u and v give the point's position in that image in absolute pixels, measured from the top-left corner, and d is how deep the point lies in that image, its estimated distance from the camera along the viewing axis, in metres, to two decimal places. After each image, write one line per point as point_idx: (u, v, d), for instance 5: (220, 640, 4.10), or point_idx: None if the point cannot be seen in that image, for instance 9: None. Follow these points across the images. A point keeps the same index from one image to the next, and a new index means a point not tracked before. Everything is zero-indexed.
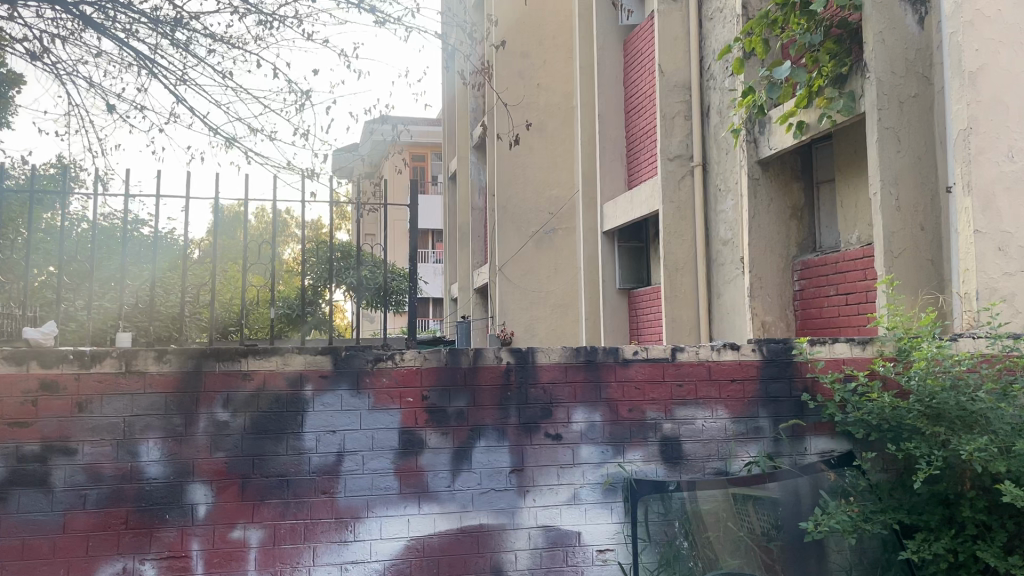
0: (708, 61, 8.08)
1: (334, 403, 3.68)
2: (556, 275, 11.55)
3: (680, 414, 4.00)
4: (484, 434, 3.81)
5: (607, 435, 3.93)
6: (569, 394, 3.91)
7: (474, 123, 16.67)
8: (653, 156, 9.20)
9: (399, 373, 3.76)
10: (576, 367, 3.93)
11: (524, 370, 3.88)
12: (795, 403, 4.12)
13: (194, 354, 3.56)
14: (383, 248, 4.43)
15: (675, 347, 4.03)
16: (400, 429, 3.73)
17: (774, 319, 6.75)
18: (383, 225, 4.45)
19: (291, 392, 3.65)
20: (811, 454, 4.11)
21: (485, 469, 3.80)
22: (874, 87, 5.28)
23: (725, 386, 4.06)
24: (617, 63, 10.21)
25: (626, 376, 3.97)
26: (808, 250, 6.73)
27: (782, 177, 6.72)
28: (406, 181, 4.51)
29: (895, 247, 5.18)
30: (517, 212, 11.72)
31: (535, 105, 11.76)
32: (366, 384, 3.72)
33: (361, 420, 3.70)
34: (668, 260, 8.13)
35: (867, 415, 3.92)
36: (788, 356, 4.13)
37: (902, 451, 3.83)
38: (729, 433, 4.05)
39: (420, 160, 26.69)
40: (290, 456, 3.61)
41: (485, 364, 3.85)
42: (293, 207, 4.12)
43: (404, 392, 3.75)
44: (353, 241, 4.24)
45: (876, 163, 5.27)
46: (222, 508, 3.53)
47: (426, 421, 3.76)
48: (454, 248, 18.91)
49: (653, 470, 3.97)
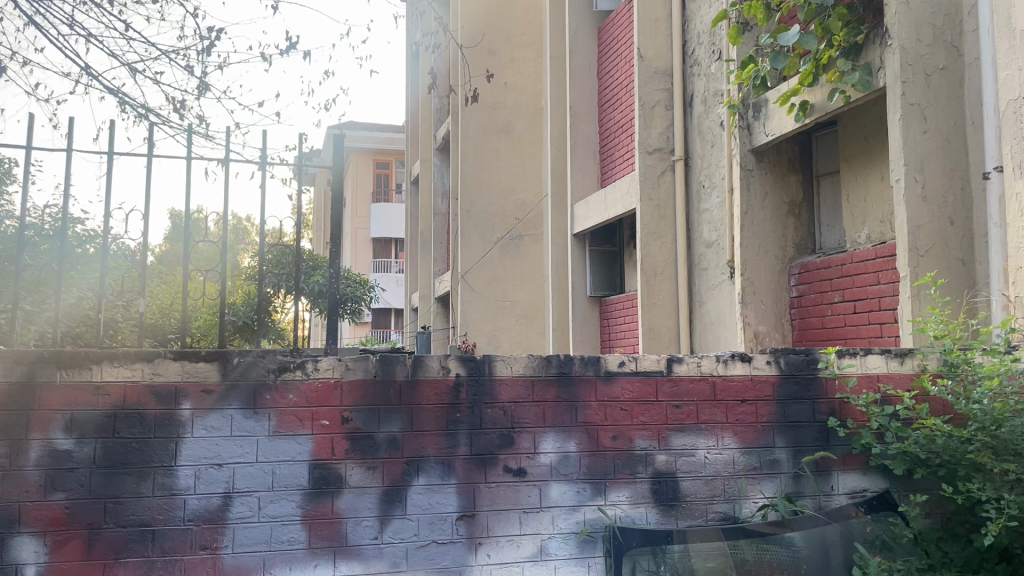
0: (692, 46, 7.29)
1: (220, 427, 2.75)
2: (521, 284, 10.66)
3: (677, 444, 3.13)
4: (424, 469, 2.90)
5: (584, 470, 3.04)
6: (537, 416, 3.02)
7: (438, 125, 15.80)
8: (630, 152, 8.38)
9: (311, 389, 2.83)
10: (545, 383, 3.04)
11: (478, 386, 2.98)
12: (819, 431, 3.26)
13: (25, 359, 2.62)
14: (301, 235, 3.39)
15: (671, 358, 3.16)
16: (310, 463, 2.80)
17: (768, 328, 5.93)
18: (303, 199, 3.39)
19: (162, 411, 2.71)
20: (839, 495, 3.25)
21: (424, 516, 2.89)
22: (897, 56, 4.49)
23: (733, 408, 3.20)
24: (590, 54, 9.41)
25: (609, 395, 3.09)
26: (806, 252, 5.96)
27: (777, 169, 5.95)
28: (340, 141, 3.46)
29: (921, 244, 4.40)
30: (481, 217, 10.81)
31: (502, 103, 10.93)
32: (265, 401, 2.79)
33: (257, 451, 2.76)
34: (645, 264, 7.27)
35: (912, 445, 3.09)
36: (811, 371, 3.28)
37: (962, 496, 2.98)
38: (738, 467, 3.18)
39: (384, 167, 25.69)
40: (157, 499, 2.67)
41: (427, 378, 2.94)
42: (187, 170, 3.11)
43: (317, 413, 2.83)
44: (269, 223, 3.19)
45: (898, 144, 4.48)
46: (58, 569, 2.57)
47: (346, 453, 2.83)
48: (416, 257, 18.02)
49: (643, 515, 3.09)
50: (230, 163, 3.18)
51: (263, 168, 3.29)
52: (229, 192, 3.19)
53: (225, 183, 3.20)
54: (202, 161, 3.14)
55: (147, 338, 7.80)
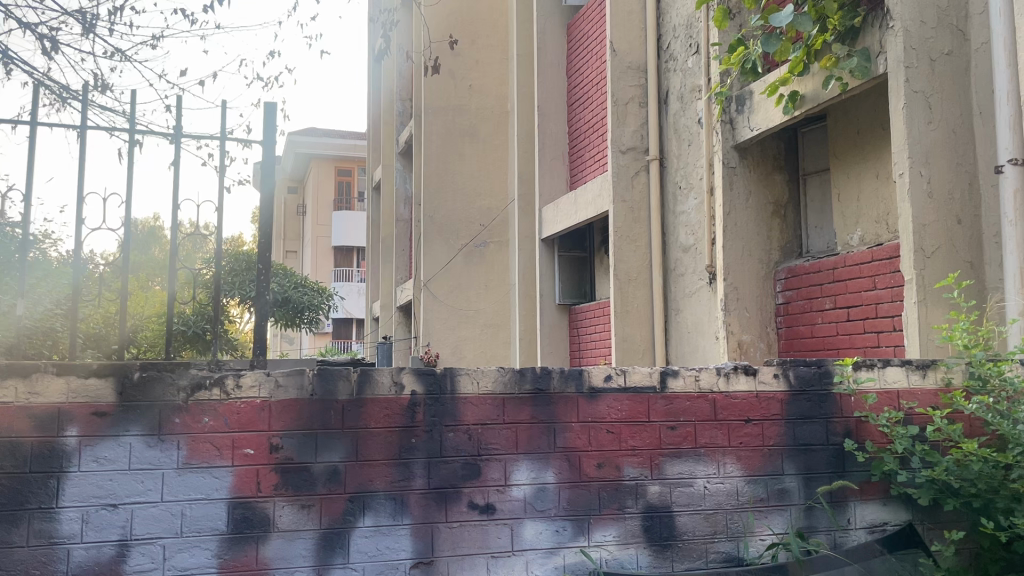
0: (666, 40, 6.84)
1: (116, 459, 2.23)
2: (487, 293, 10.18)
3: (672, 472, 2.66)
4: (371, 508, 2.40)
5: (564, 506, 2.56)
6: (509, 442, 2.53)
7: (400, 129, 15.24)
8: (602, 153, 7.92)
9: (231, 411, 2.32)
10: (518, 402, 2.55)
11: (437, 406, 2.49)
12: (832, 455, 2.81)
13: None
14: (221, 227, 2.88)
15: (665, 371, 2.69)
16: (229, 503, 2.29)
17: (752, 338, 5.50)
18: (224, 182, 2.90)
19: (40, 439, 2.18)
20: (858, 530, 2.80)
21: (371, 565, 2.38)
22: (900, 38, 4.10)
23: (736, 429, 2.74)
24: (559, 51, 8.96)
25: (594, 416, 2.61)
26: (792, 256, 5.56)
27: (762, 167, 5.56)
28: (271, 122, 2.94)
29: (928, 245, 4.00)
30: (445, 223, 10.22)
31: (467, 106, 10.47)
32: (173, 426, 2.28)
33: (162, 487, 2.25)
34: (618, 270, 6.73)
35: (944, 473, 2.67)
36: (823, 386, 2.84)
37: (1004, 532, 2.57)
38: (743, 499, 2.72)
39: (347, 174, 25.09)
40: (32, 550, 2.14)
41: (376, 397, 2.44)
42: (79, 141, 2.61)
43: (239, 440, 2.31)
44: (178, 203, 2.71)
45: (902, 135, 4.08)
46: None
47: (274, 489, 2.32)
48: (377, 266, 17.37)
49: (632, 558, 2.61)
50: (131, 133, 2.73)
51: (176, 143, 2.80)
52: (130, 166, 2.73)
53: (127, 156, 2.74)
54: (97, 128, 2.70)
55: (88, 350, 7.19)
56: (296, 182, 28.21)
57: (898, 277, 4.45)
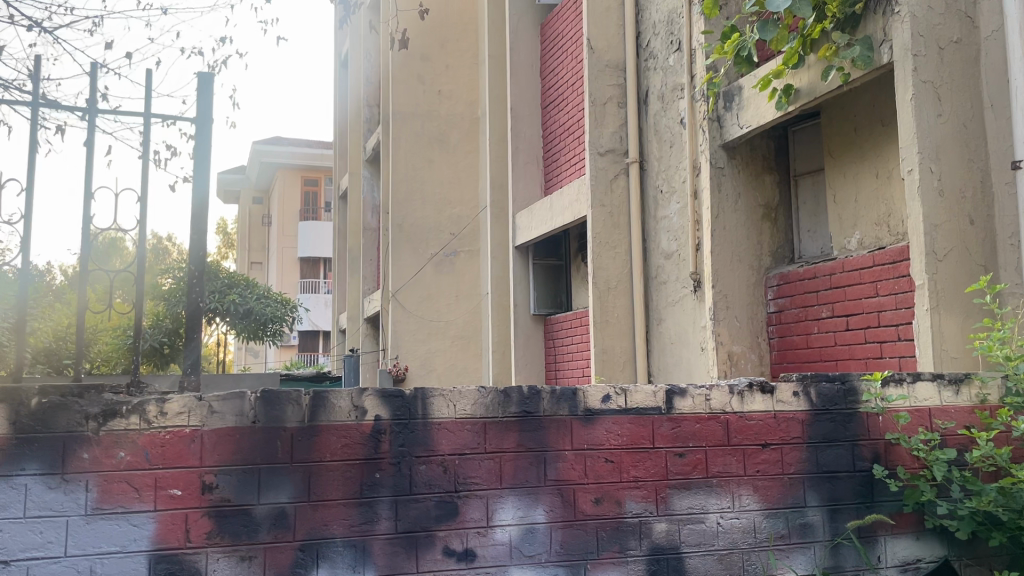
0: (647, 36, 6.45)
1: (8, 505, 1.86)
2: (457, 303, 9.73)
3: (682, 508, 2.30)
4: (328, 557, 2.03)
5: (556, 549, 2.19)
6: (491, 475, 2.16)
7: (367, 135, 14.78)
8: (579, 156, 7.58)
9: (153, 444, 1.95)
10: (502, 427, 2.18)
11: (405, 433, 2.12)
12: (859, 484, 2.47)
13: None
14: (144, 219, 2.55)
15: (672, 389, 2.32)
16: (151, 555, 1.92)
17: (743, 349, 5.15)
18: (146, 167, 2.60)
19: None
20: (890, 570, 2.45)
21: None
22: (908, 24, 3.80)
23: (753, 455, 2.38)
24: (532, 52, 8.61)
25: (591, 442, 2.25)
26: (784, 262, 5.24)
27: (751, 168, 5.24)
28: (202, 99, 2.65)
29: (940, 247, 3.69)
30: (415, 231, 9.82)
31: (436, 112, 10.09)
32: (82, 463, 1.91)
33: (67, 538, 1.88)
34: (597, 278, 6.28)
35: (992, 504, 2.33)
36: (848, 403, 2.49)
37: None
38: (761, 537, 2.36)
39: (313, 184, 24.55)
40: None
41: (332, 425, 2.07)
42: None
43: (163, 479, 1.95)
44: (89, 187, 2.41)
45: (910, 129, 3.78)
46: None
47: (207, 537, 1.95)
48: (344, 276, 16.83)
49: None
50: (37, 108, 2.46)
51: (89, 122, 2.52)
52: (34, 146, 2.44)
53: (32, 133, 2.45)
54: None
55: (34, 365, 6.70)
56: (262, 192, 27.54)
57: (902, 283, 4.13)
